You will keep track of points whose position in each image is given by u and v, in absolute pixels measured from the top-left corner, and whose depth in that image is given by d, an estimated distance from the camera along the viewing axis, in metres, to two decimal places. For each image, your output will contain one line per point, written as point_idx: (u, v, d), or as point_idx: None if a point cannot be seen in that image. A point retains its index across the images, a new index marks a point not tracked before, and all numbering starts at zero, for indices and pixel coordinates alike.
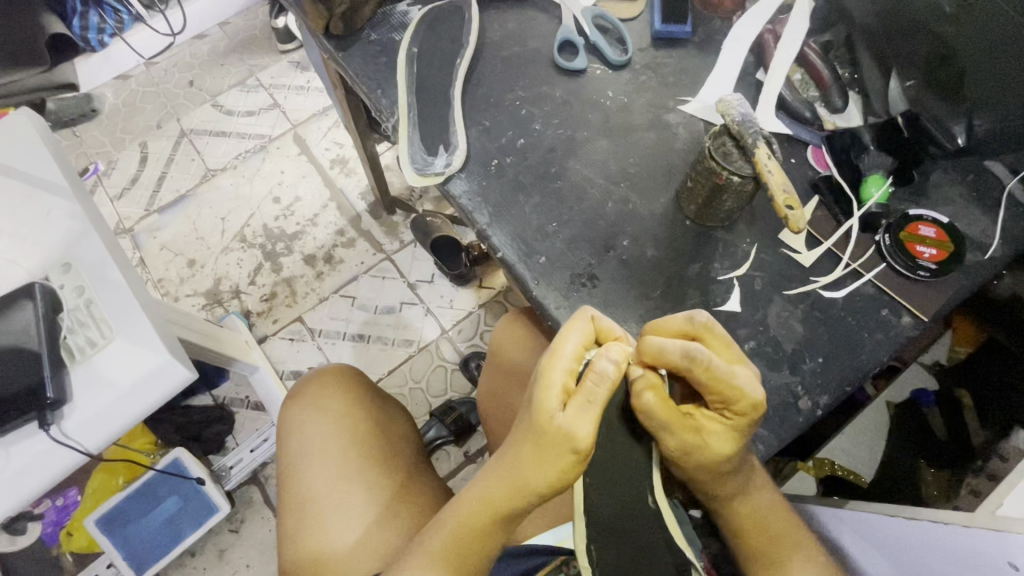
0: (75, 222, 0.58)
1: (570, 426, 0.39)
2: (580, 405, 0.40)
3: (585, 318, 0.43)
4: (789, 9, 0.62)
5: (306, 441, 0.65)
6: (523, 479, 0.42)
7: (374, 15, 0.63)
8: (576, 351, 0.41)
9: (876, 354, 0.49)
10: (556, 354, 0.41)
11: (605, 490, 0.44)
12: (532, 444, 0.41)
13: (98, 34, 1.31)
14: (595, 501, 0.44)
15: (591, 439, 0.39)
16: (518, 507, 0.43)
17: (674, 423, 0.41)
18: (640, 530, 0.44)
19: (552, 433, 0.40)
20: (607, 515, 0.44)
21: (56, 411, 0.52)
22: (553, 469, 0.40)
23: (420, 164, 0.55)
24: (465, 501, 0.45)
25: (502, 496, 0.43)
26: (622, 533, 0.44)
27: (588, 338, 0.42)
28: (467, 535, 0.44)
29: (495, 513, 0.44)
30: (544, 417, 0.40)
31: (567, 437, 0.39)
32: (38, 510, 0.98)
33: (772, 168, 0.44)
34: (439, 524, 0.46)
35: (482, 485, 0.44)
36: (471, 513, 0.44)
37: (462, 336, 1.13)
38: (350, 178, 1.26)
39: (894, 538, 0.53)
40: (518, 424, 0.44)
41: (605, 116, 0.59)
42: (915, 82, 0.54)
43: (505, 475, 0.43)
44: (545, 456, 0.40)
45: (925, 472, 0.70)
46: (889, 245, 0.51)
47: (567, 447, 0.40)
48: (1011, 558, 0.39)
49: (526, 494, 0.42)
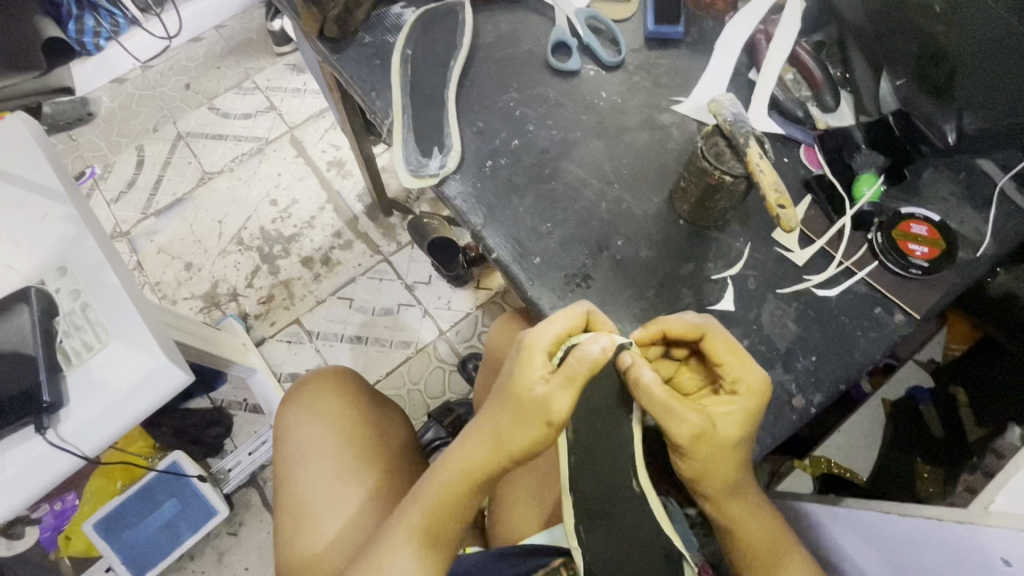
0: (71, 226, 0.58)
1: (547, 394, 0.40)
2: (562, 382, 0.40)
3: (579, 309, 0.43)
4: (781, 10, 0.62)
5: (297, 429, 0.65)
6: (497, 448, 0.42)
7: (369, 18, 0.64)
8: (558, 333, 0.42)
9: (869, 352, 0.49)
10: (539, 332, 0.42)
11: (590, 472, 0.45)
12: (509, 413, 0.41)
13: (93, 38, 1.31)
14: (579, 481, 0.45)
15: (567, 409, 0.40)
16: (493, 473, 0.43)
17: (674, 403, 0.40)
18: (624, 514, 0.45)
19: (528, 402, 0.40)
20: (590, 495, 0.45)
21: (52, 416, 0.52)
22: (529, 438, 0.41)
23: (415, 166, 0.56)
24: (440, 472, 0.45)
25: (478, 464, 0.43)
26: (609, 516, 0.45)
27: (576, 326, 0.42)
28: (443, 506, 0.45)
29: (470, 482, 0.44)
30: (522, 390, 0.40)
31: (546, 409, 0.40)
32: (36, 514, 0.98)
33: (764, 167, 0.45)
34: (414, 498, 0.46)
35: (455, 456, 0.44)
36: (447, 483, 0.44)
37: (460, 337, 1.13)
38: (347, 180, 1.26)
39: (884, 535, 0.53)
40: (493, 394, 0.43)
41: (599, 117, 0.59)
42: (904, 82, 0.52)
43: (480, 445, 0.43)
44: (522, 426, 0.41)
45: (919, 466, 0.71)
46: (882, 244, 0.51)
47: (542, 419, 0.40)
48: (1003, 554, 0.40)
49: (503, 461, 0.42)
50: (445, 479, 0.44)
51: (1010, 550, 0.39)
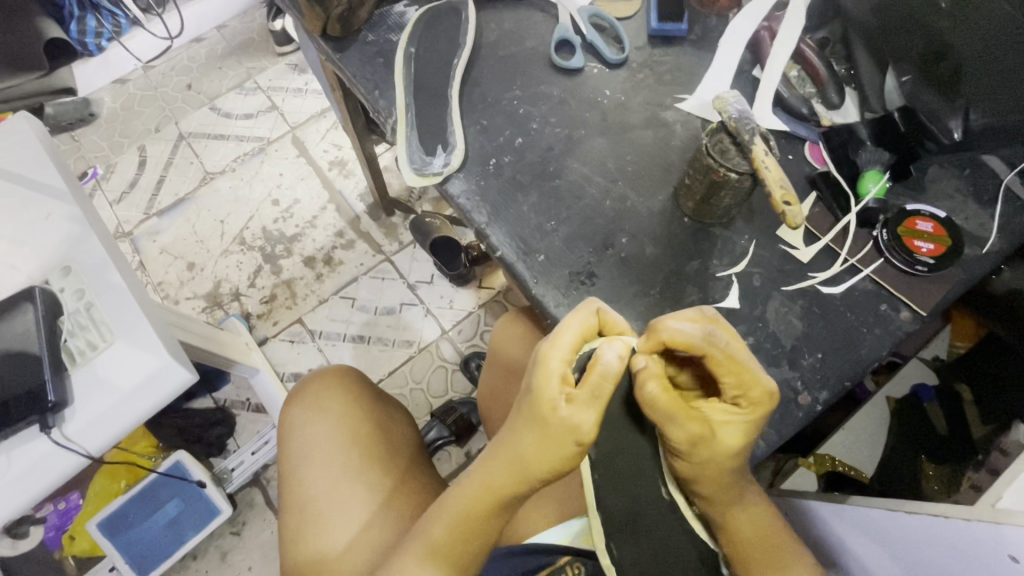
0: (75, 225, 0.58)
1: (575, 418, 0.39)
2: (585, 400, 0.39)
3: (589, 310, 0.43)
4: (784, 7, 0.62)
5: (308, 440, 0.65)
6: (521, 466, 0.42)
7: (371, 16, 0.63)
8: (573, 341, 0.41)
9: (875, 349, 0.49)
10: (553, 344, 0.41)
11: (615, 486, 0.45)
12: (533, 431, 0.41)
13: (96, 38, 1.31)
14: (604, 496, 0.45)
15: (594, 428, 0.40)
16: (515, 491, 0.43)
17: (678, 413, 0.40)
18: (654, 525, 0.45)
19: (551, 420, 0.40)
20: (618, 513, 0.45)
21: (56, 416, 0.52)
22: (554, 456, 0.40)
23: (418, 164, 0.55)
24: (465, 488, 0.45)
25: (502, 480, 0.43)
26: (637, 526, 0.45)
27: (589, 330, 0.42)
28: (467, 522, 0.44)
29: (495, 500, 0.43)
30: (545, 408, 0.40)
31: (573, 429, 0.40)
32: (40, 514, 0.98)
33: (770, 164, 0.45)
34: (437, 514, 0.46)
35: (480, 473, 0.44)
36: (471, 498, 0.44)
37: (462, 337, 1.13)
38: (349, 179, 1.26)
39: (893, 536, 0.52)
40: (515, 409, 0.43)
41: (603, 115, 0.59)
42: (910, 77, 0.53)
43: (504, 462, 0.42)
44: (546, 444, 0.40)
45: (925, 466, 0.70)
46: (887, 240, 0.51)
47: (571, 440, 0.40)
48: (1011, 551, 0.39)
49: (528, 480, 0.42)
50: (469, 495, 0.44)
51: (1018, 548, 0.39)
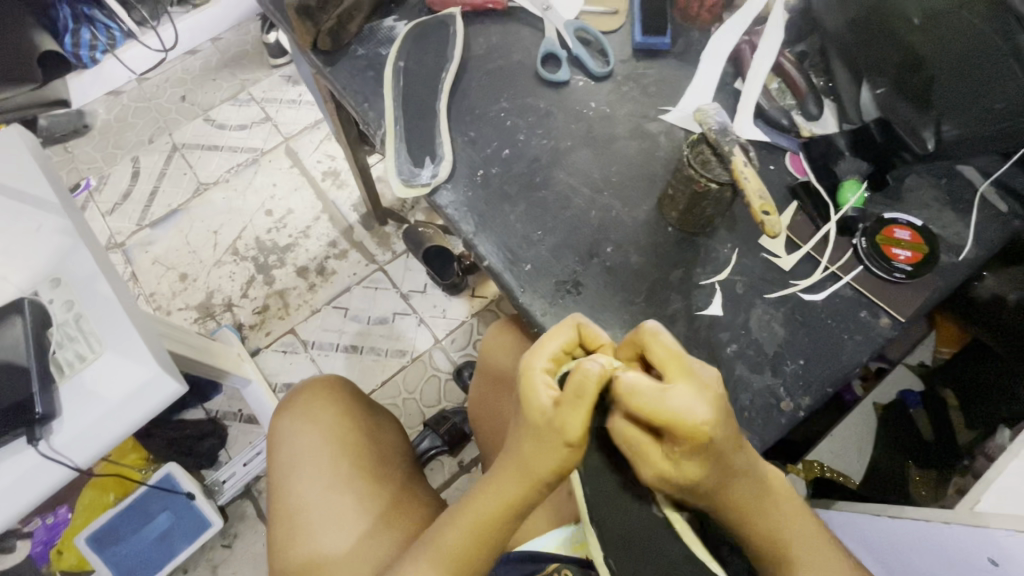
0: (65, 238, 0.58)
1: (562, 422, 0.38)
2: (571, 405, 0.37)
3: (570, 324, 0.42)
4: (765, 20, 0.63)
5: (298, 450, 0.65)
6: (521, 471, 0.41)
7: (362, 30, 0.65)
8: (556, 351, 0.41)
9: (855, 356, 0.50)
10: (535, 352, 0.41)
11: (609, 503, 0.44)
12: (531, 437, 0.41)
13: (90, 51, 1.32)
14: (598, 513, 0.43)
15: (581, 433, 0.38)
16: (514, 499, 0.43)
17: (637, 451, 0.39)
18: (651, 539, 0.43)
19: (546, 427, 0.39)
20: (613, 529, 0.43)
21: (45, 427, 0.53)
22: (553, 461, 0.40)
23: (406, 175, 0.56)
24: (469, 501, 0.45)
25: (502, 486, 0.43)
26: (635, 544, 0.43)
27: (571, 344, 0.42)
28: (465, 533, 0.44)
29: (505, 513, 0.43)
30: (536, 412, 0.40)
31: (561, 431, 0.38)
32: (28, 528, 0.97)
33: (749, 175, 0.45)
34: (439, 523, 0.46)
35: (489, 489, 0.43)
36: (471, 512, 0.44)
37: (455, 345, 1.14)
38: (342, 190, 1.27)
39: (878, 538, 0.53)
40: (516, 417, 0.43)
41: (589, 126, 0.60)
42: (885, 89, 0.54)
43: (508, 473, 0.42)
44: (543, 449, 0.40)
45: (911, 472, 0.72)
46: (866, 248, 0.52)
47: (561, 441, 0.39)
48: (990, 554, 0.40)
49: (528, 487, 0.42)
50: (470, 508, 0.44)
51: (998, 549, 0.39)
